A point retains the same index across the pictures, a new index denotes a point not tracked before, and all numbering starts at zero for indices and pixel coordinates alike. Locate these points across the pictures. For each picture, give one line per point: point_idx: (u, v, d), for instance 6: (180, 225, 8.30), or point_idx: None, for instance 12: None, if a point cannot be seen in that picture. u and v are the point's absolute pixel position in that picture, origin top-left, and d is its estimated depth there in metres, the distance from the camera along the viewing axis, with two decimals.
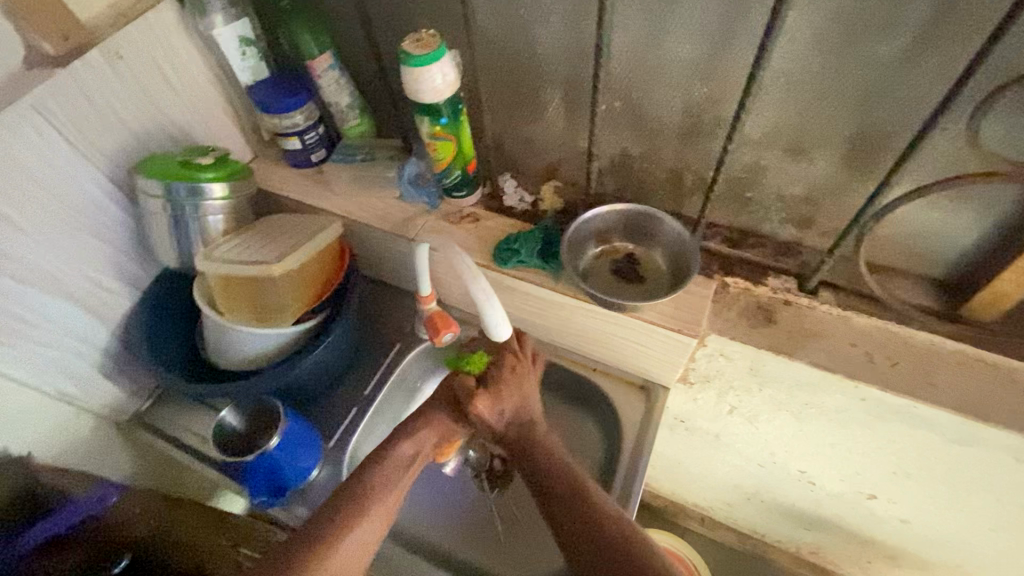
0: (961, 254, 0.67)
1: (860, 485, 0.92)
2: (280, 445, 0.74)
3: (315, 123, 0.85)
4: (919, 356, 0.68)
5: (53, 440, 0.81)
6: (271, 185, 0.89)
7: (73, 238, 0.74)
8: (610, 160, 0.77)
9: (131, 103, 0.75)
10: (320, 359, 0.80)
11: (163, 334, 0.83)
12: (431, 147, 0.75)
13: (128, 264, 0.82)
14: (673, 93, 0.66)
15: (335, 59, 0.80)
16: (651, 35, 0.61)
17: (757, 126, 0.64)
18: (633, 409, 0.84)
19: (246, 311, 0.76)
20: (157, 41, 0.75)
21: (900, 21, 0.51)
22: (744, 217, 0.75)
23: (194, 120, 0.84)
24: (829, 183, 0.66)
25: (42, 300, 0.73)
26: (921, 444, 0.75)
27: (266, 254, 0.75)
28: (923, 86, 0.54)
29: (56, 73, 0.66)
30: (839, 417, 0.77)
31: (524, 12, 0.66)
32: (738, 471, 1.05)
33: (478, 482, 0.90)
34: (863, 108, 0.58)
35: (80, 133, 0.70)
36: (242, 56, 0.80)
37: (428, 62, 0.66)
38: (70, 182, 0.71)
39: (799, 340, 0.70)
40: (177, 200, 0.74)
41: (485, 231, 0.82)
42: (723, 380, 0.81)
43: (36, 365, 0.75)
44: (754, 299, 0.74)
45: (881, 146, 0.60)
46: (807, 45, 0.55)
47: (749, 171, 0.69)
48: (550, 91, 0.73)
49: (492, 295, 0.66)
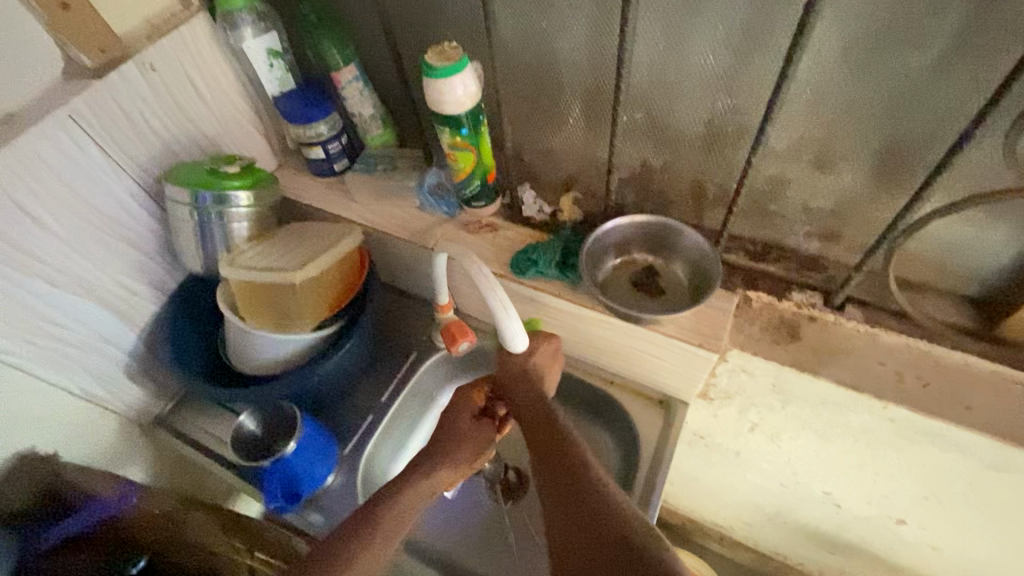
0: (996, 272, 0.64)
1: (889, 509, 0.89)
2: (295, 452, 0.75)
3: (339, 133, 0.86)
4: (952, 377, 0.65)
5: (79, 439, 0.83)
6: (294, 194, 0.90)
7: (104, 244, 0.76)
8: (630, 172, 0.77)
9: (163, 112, 0.77)
10: (337, 366, 0.81)
11: (186, 338, 0.84)
12: (451, 157, 0.75)
13: (156, 269, 0.84)
14: (696, 104, 0.65)
15: (359, 71, 0.82)
16: (673, 46, 0.61)
17: (782, 139, 0.63)
18: (651, 423, 0.83)
19: (266, 317, 0.77)
20: (189, 53, 0.77)
21: (931, 32, 0.50)
22: (767, 230, 0.74)
23: (222, 130, 0.86)
24: (856, 196, 0.64)
25: (73, 303, 0.75)
26: (954, 469, 0.72)
27: (288, 261, 0.76)
28: (956, 97, 0.53)
29: (92, 85, 0.68)
30: (866, 438, 0.74)
31: (545, 24, 0.67)
32: (759, 490, 1.03)
33: (491, 496, 0.89)
34: (892, 120, 0.56)
35: (113, 142, 0.73)
36: (270, 68, 0.82)
37: (451, 74, 0.66)
38: (103, 189, 0.74)
39: (824, 357, 0.68)
40: (204, 208, 0.76)
41: (504, 241, 0.82)
42: (744, 396, 0.79)
43: (65, 366, 0.78)
44: (778, 314, 0.72)
45: (911, 160, 0.58)
46: (834, 56, 0.54)
47: (773, 184, 0.68)
48: (571, 102, 0.73)
49: (507, 303, 0.66)
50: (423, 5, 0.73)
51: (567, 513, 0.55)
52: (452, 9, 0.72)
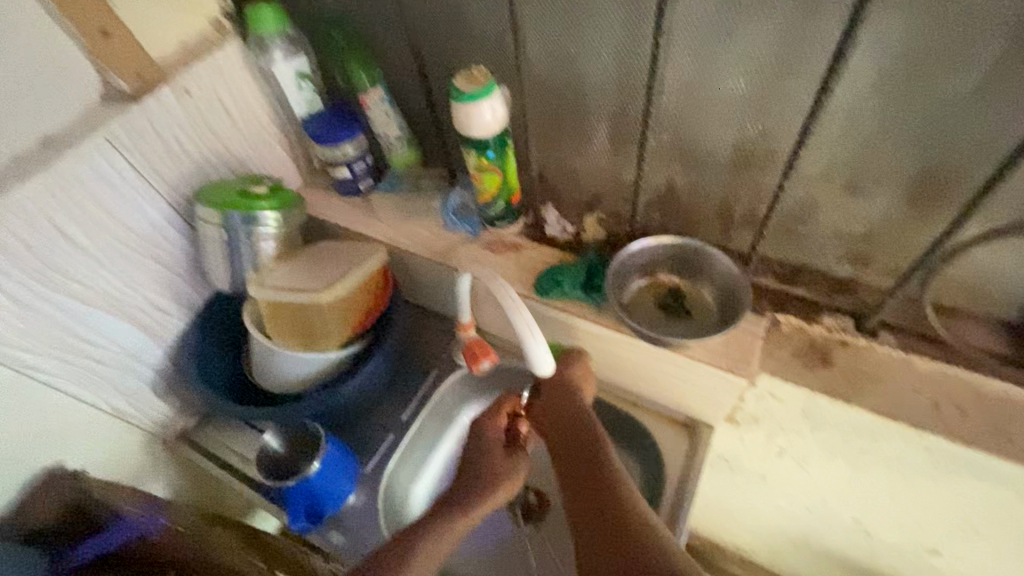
0: None
1: (922, 538, 0.86)
2: (319, 471, 0.75)
3: (364, 153, 0.87)
4: (992, 407, 0.63)
5: (106, 454, 0.84)
6: (319, 212, 0.91)
7: (136, 263, 0.77)
8: (656, 193, 0.76)
9: (195, 134, 0.79)
10: (361, 384, 0.81)
11: (213, 355, 0.85)
12: (477, 179, 0.76)
13: (185, 287, 0.85)
14: (725, 128, 0.64)
15: (386, 93, 0.83)
16: (703, 72, 0.61)
17: (813, 163, 0.63)
18: (676, 446, 0.82)
19: (293, 336, 0.77)
20: (221, 77, 0.79)
21: (970, 59, 0.49)
22: (797, 252, 0.73)
23: (251, 150, 0.88)
24: (890, 221, 0.63)
25: (105, 321, 0.76)
26: (993, 501, 0.69)
27: (315, 281, 0.76)
28: (996, 123, 0.52)
29: (129, 109, 0.70)
30: (900, 466, 0.72)
31: (573, 49, 0.67)
32: (784, 514, 1.00)
33: (512, 518, 0.87)
34: (928, 146, 0.56)
35: (147, 164, 0.74)
36: (299, 90, 0.83)
37: (478, 98, 0.67)
38: (136, 210, 0.75)
39: (857, 384, 0.67)
40: (233, 228, 0.77)
41: (527, 262, 0.82)
42: (772, 421, 0.78)
43: (95, 383, 0.79)
44: (808, 338, 0.71)
45: (948, 186, 0.57)
46: (869, 82, 0.54)
47: (804, 207, 0.67)
48: (597, 125, 0.73)
49: (534, 326, 0.67)
50: (451, 30, 0.74)
51: (568, 462, 0.67)
52: (481, 34, 0.72)
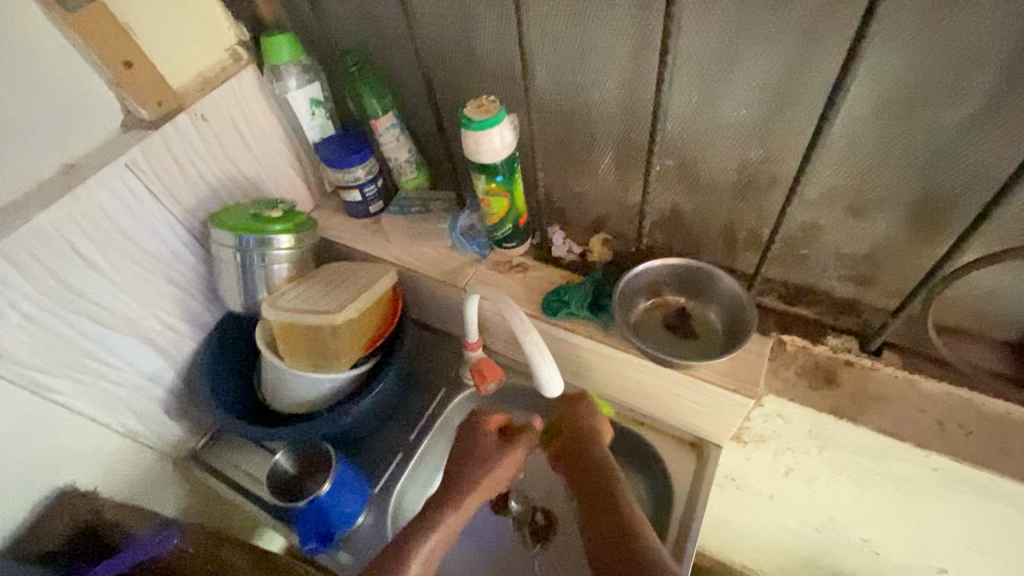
0: None
1: (930, 558, 0.86)
2: (329, 491, 0.75)
3: (375, 176, 0.89)
4: (996, 427, 0.64)
5: (116, 474, 0.85)
6: (330, 234, 0.93)
7: (151, 284, 0.79)
8: (661, 216, 0.78)
9: (210, 159, 0.81)
10: (371, 404, 0.82)
11: (224, 375, 0.86)
12: (485, 202, 0.78)
13: (197, 308, 0.86)
14: (728, 154, 0.66)
15: (397, 118, 0.85)
16: (706, 100, 0.63)
17: (815, 187, 0.64)
18: (684, 466, 0.82)
19: (305, 357, 0.79)
20: (238, 104, 0.82)
21: (966, 89, 0.51)
22: (800, 273, 0.74)
23: (265, 173, 0.90)
24: (892, 244, 0.65)
25: (119, 341, 0.78)
26: (1001, 521, 0.69)
27: (327, 302, 0.78)
28: (992, 151, 0.53)
29: (148, 136, 0.72)
30: (907, 485, 0.72)
31: (580, 78, 0.69)
32: (792, 534, 1.00)
33: (521, 537, 0.88)
34: (927, 172, 0.57)
35: (164, 187, 0.76)
36: (311, 116, 0.86)
37: (487, 126, 0.69)
38: (152, 232, 0.77)
39: (862, 403, 0.68)
40: (246, 250, 0.78)
41: (535, 282, 0.83)
42: (779, 441, 0.78)
43: (108, 403, 0.80)
44: (813, 358, 0.72)
45: (948, 210, 0.59)
46: (868, 112, 0.56)
47: (806, 230, 0.69)
48: (603, 149, 0.75)
49: (543, 347, 0.68)
50: (461, 59, 0.77)
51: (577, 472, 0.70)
52: (490, 63, 0.75)
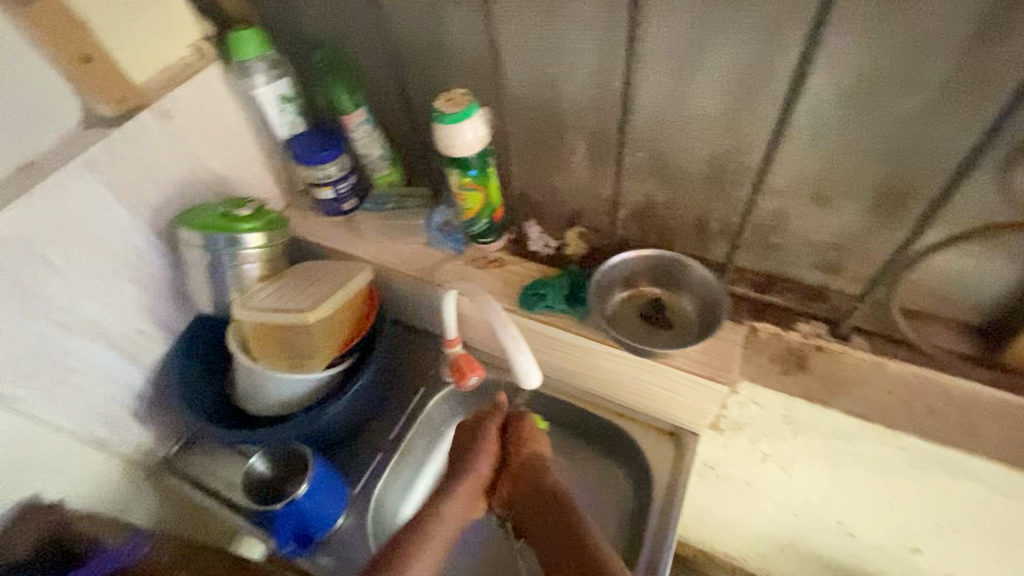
0: (998, 302, 0.66)
1: (903, 538, 0.88)
2: (307, 494, 0.74)
3: (348, 173, 0.88)
4: (960, 405, 0.66)
5: (84, 484, 0.82)
6: (304, 233, 0.92)
7: (116, 287, 0.77)
8: (635, 208, 0.79)
9: (176, 157, 0.79)
10: (348, 403, 0.81)
11: (196, 379, 0.84)
12: (460, 197, 0.77)
13: (166, 311, 0.84)
14: (698, 145, 0.67)
15: (368, 114, 0.84)
16: (675, 91, 0.64)
17: (782, 177, 0.65)
18: (663, 455, 0.83)
19: (279, 357, 0.77)
20: (204, 101, 0.80)
21: (922, 78, 0.52)
22: (771, 262, 0.75)
23: (234, 172, 0.88)
24: (857, 230, 0.66)
25: (84, 347, 0.75)
26: (969, 497, 0.71)
27: (300, 301, 0.77)
28: (949, 138, 0.55)
29: (110, 134, 0.70)
30: (878, 466, 0.74)
31: (550, 71, 0.70)
32: (771, 520, 1.02)
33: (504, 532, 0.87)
34: (888, 160, 0.59)
35: (128, 187, 0.74)
36: (281, 113, 0.84)
37: (458, 120, 0.69)
38: (117, 234, 0.75)
39: (833, 387, 0.69)
40: (216, 250, 0.77)
41: (512, 277, 0.83)
42: (755, 427, 0.80)
43: (74, 411, 0.77)
44: (786, 345, 0.72)
45: (909, 196, 0.60)
46: (830, 101, 0.57)
47: (775, 218, 0.70)
48: (576, 143, 0.76)
49: (520, 340, 0.68)
50: (433, 54, 0.76)
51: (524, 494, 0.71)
52: (462, 58, 0.75)
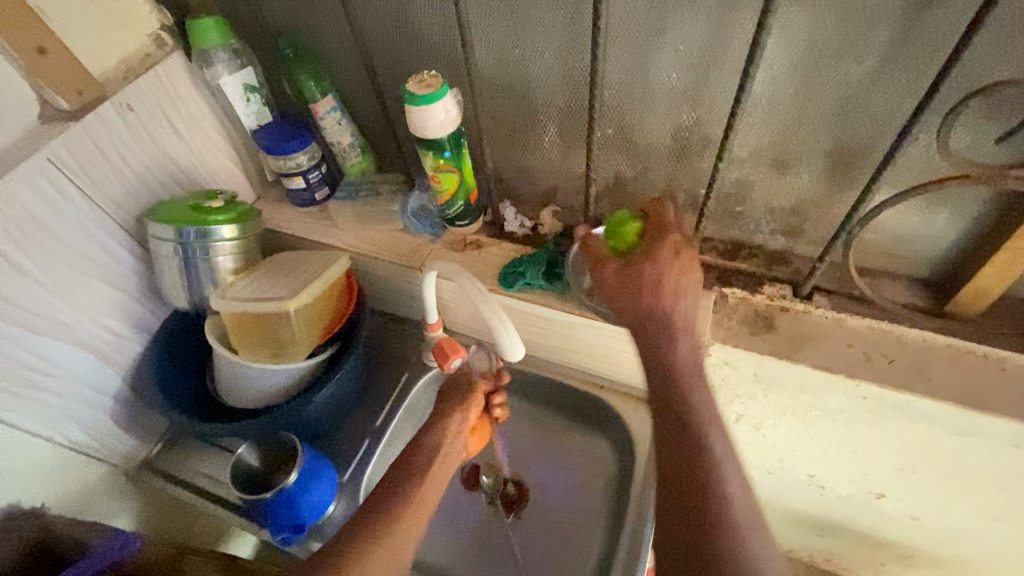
0: (942, 254, 0.71)
1: (869, 485, 0.93)
2: (297, 481, 0.75)
3: (318, 162, 0.88)
4: (913, 353, 0.71)
5: (64, 490, 0.80)
6: (277, 225, 0.91)
7: (86, 286, 0.75)
8: (606, 184, 0.81)
9: (140, 150, 0.77)
10: (333, 390, 0.81)
11: (175, 376, 0.83)
12: (435, 179, 0.78)
13: (139, 309, 0.83)
14: (663, 118, 0.70)
15: (337, 100, 0.85)
16: (639, 66, 0.66)
17: (744, 146, 0.69)
18: (643, 421, 0.87)
19: (260, 349, 0.77)
20: (166, 92, 0.78)
21: (865, 45, 0.56)
22: (736, 229, 0.79)
23: (201, 165, 0.87)
24: (814, 194, 0.70)
25: (54, 348, 0.73)
26: (927, 440, 0.76)
27: (279, 291, 0.76)
28: (893, 101, 0.59)
29: (70, 128, 0.68)
30: (842, 417, 0.79)
31: (518, 51, 0.71)
32: (749, 480, 1.07)
33: (494, 508, 0.91)
34: (839, 124, 0.62)
35: (92, 183, 0.72)
36: (247, 103, 0.83)
37: (430, 102, 0.69)
38: (82, 231, 0.73)
39: (798, 343, 0.73)
40: (188, 243, 0.76)
41: (489, 257, 0.84)
42: (728, 389, 0.84)
43: (48, 414, 0.75)
44: (753, 307, 0.77)
45: (859, 158, 0.64)
46: (784, 71, 0.60)
47: (738, 187, 0.74)
48: (546, 122, 0.77)
49: (503, 315, 0.71)
50: (400, 37, 0.77)
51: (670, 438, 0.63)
52: (429, 42, 0.76)
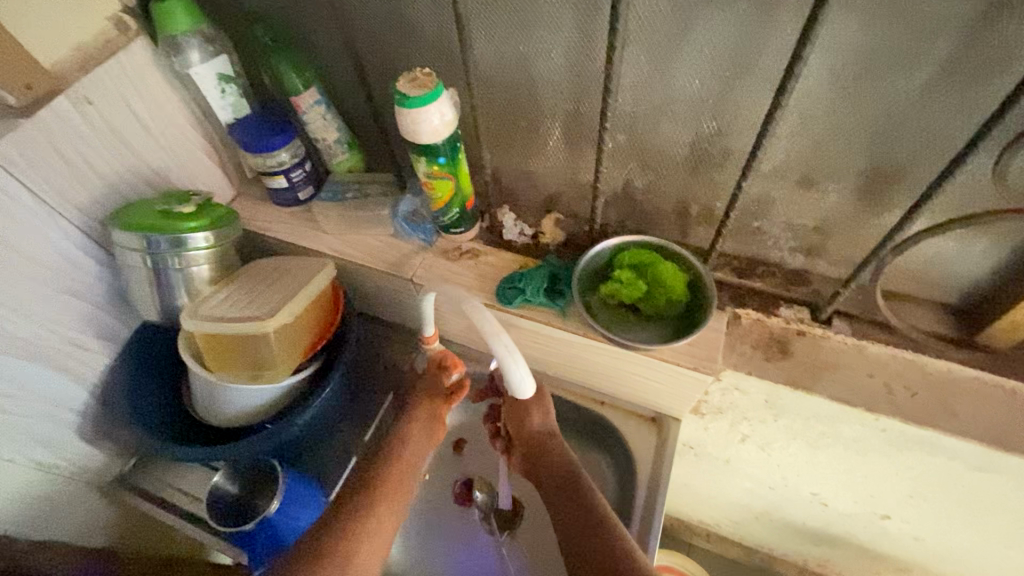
0: (975, 280, 0.65)
1: (873, 506, 0.90)
2: (279, 508, 0.70)
3: (301, 160, 0.81)
4: (938, 385, 0.66)
5: (28, 512, 0.76)
6: (257, 226, 0.84)
7: (45, 298, 0.68)
8: (614, 193, 0.75)
9: (102, 148, 0.70)
10: (317, 413, 0.76)
11: (148, 391, 0.78)
12: (428, 186, 0.71)
13: (106, 319, 0.76)
14: (680, 126, 0.63)
15: (320, 94, 0.77)
16: (658, 70, 0.59)
17: (770, 161, 0.62)
18: (646, 441, 0.82)
19: (238, 368, 0.71)
20: (130, 82, 0.70)
21: (920, 58, 0.49)
22: (752, 245, 0.74)
23: (172, 161, 0.79)
24: (841, 213, 0.64)
25: (11, 367, 0.67)
26: (943, 472, 0.73)
27: (257, 308, 0.70)
28: (945, 119, 0.52)
29: (20, 126, 0.61)
30: (856, 445, 0.75)
31: (522, 47, 0.64)
32: (749, 493, 1.04)
33: (486, 525, 0.88)
34: (879, 142, 0.56)
35: (48, 186, 0.65)
36: (222, 94, 0.75)
37: (424, 103, 0.62)
38: (39, 238, 0.66)
39: (816, 371, 0.69)
40: (157, 252, 0.69)
41: (486, 268, 0.78)
42: (736, 411, 0.80)
43: (10, 436, 0.70)
44: (768, 330, 0.72)
45: (897, 179, 0.58)
46: (823, 82, 0.54)
47: (759, 203, 0.68)
48: (551, 125, 0.71)
49: (514, 349, 0.62)
50: (391, 26, 0.69)
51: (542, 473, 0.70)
52: (423, 33, 0.68)
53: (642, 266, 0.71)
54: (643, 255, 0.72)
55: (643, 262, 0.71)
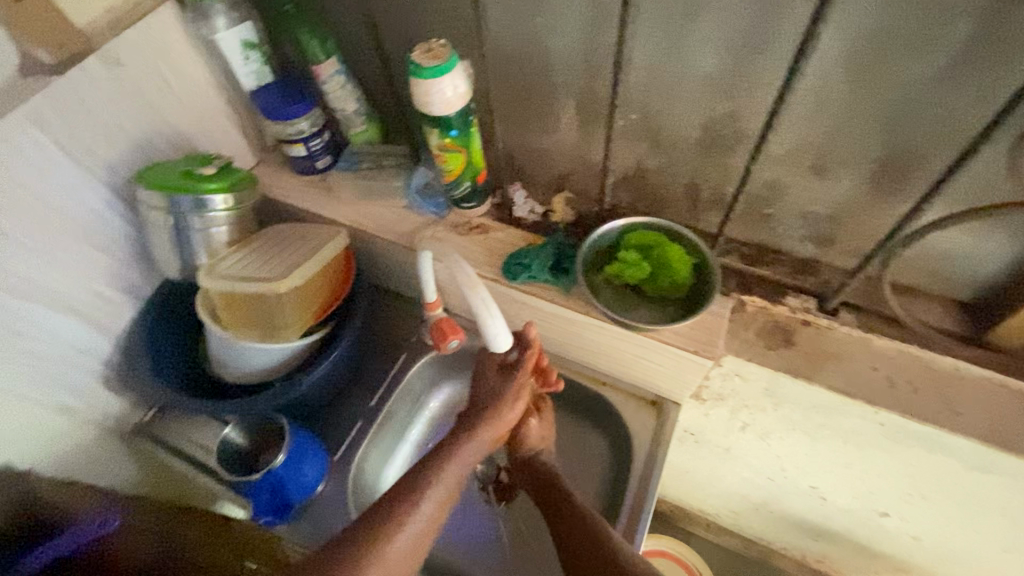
0: (988, 277, 0.64)
1: (873, 503, 0.90)
2: (285, 462, 0.73)
3: (320, 129, 0.82)
4: (942, 381, 0.66)
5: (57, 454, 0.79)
6: (275, 193, 0.87)
7: (73, 251, 0.72)
8: (625, 173, 0.75)
9: (130, 108, 0.72)
10: (324, 375, 0.78)
11: (167, 346, 0.82)
12: (441, 158, 0.72)
13: (129, 274, 0.80)
14: (693, 107, 0.63)
15: (341, 64, 0.78)
16: (673, 46, 0.58)
17: (781, 144, 0.62)
18: (644, 423, 0.83)
19: (251, 326, 0.74)
20: (157, 45, 0.72)
21: (939, 40, 0.48)
22: (762, 232, 0.73)
23: (196, 125, 0.82)
24: (853, 202, 0.63)
25: (42, 314, 0.71)
26: (942, 470, 0.72)
27: (271, 270, 0.73)
28: (963, 105, 0.51)
29: (53, 83, 0.63)
30: (855, 438, 0.74)
31: (538, 21, 0.64)
32: (748, 483, 1.04)
33: (484, 495, 0.89)
34: (893, 128, 0.55)
35: (78, 142, 0.68)
36: (246, 61, 0.77)
37: (437, 74, 0.63)
38: (70, 193, 0.69)
39: (817, 362, 0.68)
40: (179, 212, 0.72)
41: (495, 243, 0.79)
42: (736, 399, 0.80)
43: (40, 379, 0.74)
44: (773, 318, 0.72)
45: (911, 167, 0.57)
46: (839, 62, 0.52)
47: (770, 188, 0.67)
48: (564, 103, 0.71)
49: (489, 302, 0.66)
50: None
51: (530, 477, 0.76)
52: (440, 5, 0.68)
53: (648, 249, 0.71)
54: (651, 237, 0.71)
55: (648, 244, 0.72)
